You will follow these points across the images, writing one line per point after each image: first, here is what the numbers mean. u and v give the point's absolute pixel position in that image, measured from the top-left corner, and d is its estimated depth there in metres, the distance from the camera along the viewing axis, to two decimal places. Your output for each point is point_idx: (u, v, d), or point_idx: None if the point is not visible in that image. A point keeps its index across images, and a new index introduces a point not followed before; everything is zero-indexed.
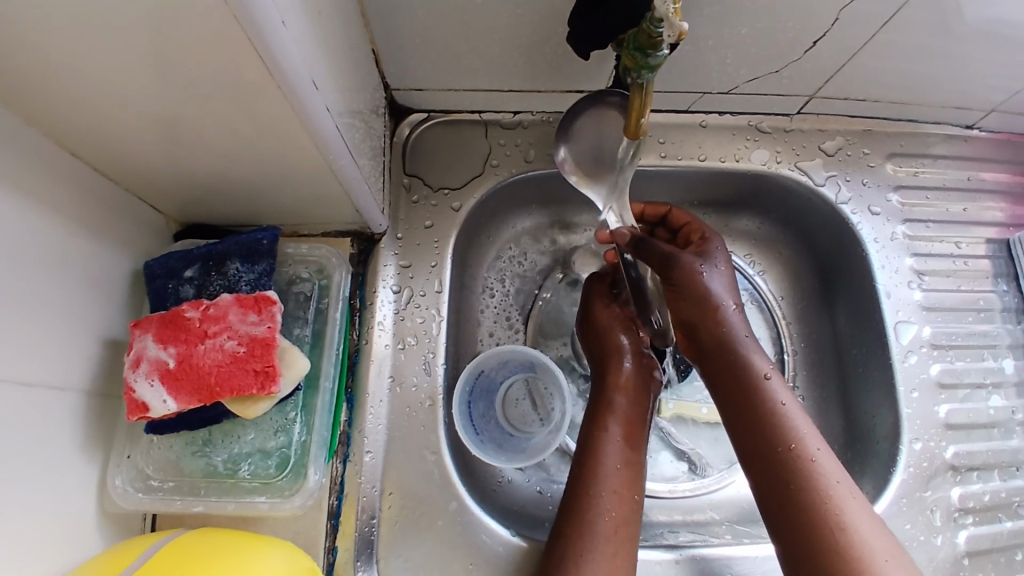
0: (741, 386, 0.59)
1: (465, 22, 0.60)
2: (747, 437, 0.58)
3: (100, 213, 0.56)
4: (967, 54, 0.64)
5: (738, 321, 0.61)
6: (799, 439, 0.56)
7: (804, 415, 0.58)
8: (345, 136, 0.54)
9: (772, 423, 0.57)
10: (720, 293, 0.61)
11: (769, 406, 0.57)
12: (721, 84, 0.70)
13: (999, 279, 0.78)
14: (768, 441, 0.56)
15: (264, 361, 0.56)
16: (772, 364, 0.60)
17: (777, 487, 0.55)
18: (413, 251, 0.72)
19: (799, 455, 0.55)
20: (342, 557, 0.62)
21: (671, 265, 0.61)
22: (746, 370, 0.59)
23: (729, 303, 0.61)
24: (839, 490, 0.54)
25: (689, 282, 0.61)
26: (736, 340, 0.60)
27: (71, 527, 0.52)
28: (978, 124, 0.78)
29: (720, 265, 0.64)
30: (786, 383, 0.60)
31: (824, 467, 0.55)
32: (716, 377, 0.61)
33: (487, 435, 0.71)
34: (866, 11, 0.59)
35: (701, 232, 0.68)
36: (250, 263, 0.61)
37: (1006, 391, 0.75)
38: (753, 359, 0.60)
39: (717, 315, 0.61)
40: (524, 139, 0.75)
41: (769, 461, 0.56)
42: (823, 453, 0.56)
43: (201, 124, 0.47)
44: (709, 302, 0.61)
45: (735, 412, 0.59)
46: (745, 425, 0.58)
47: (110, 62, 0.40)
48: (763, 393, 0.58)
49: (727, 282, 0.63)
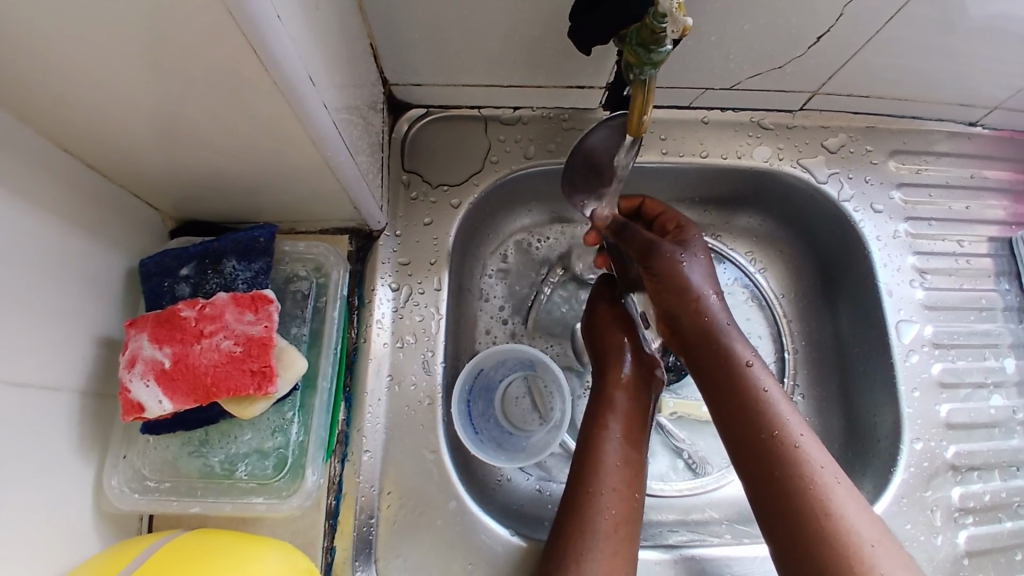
0: (725, 376, 0.58)
1: (464, 17, 0.59)
2: (733, 428, 0.57)
3: (96, 211, 0.55)
4: (971, 51, 0.64)
5: (719, 310, 0.61)
6: (782, 427, 0.55)
7: (789, 402, 0.58)
8: (343, 132, 0.54)
9: (756, 412, 0.56)
10: (700, 283, 0.61)
11: (752, 394, 0.57)
12: (723, 80, 0.70)
13: (1001, 278, 0.78)
14: (753, 430, 0.56)
15: (261, 361, 0.56)
16: (756, 352, 0.60)
17: (764, 477, 0.55)
18: (413, 248, 0.72)
19: (783, 442, 0.55)
20: (340, 557, 0.61)
21: (652, 253, 0.62)
22: (729, 359, 0.59)
23: (710, 293, 0.61)
24: (825, 476, 0.53)
25: (669, 271, 0.61)
26: (718, 329, 0.60)
27: (68, 528, 0.52)
28: (981, 121, 0.77)
29: (699, 254, 0.63)
30: (769, 370, 0.59)
31: (808, 452, 0.54)
32: (701, 368, 0.60)
33: (487, 434, 0.70)
34: (870, 7, 0.59)
35: (677, 220, 0.67)
36: (247, 262, 0.61)
37: (1007, 390, 0.74)
38: (735, 347, 0.59)
39: (699, 305, 0.60)
40: (524, 135, 0.75)
41: (756, 451, 0.55)
42: (807, 439, 0.55)
43: (198, 121, 0.46)
44: (689, 292, 0.60)
45: (721, 403, 0.58)
46: (730, 414, 0.58)
47: (103, 58, 0.39)
48: (746, 381, 0.57)
49: (706, 271, 0.62)
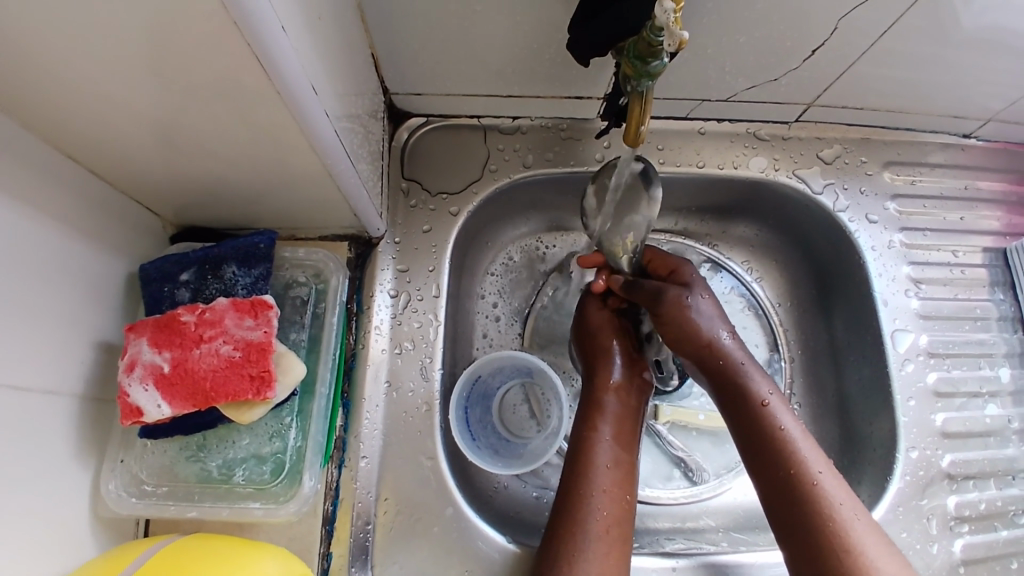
0: (745, 414, 0.61)
1: (463, 28, 0.60)
2: (756, 463, 0.60)
3: (97, 216, 0.55)
4: (964, 63, 0.64)
5: (735, 350, 0.63)
6: (800, 463, 0.58)
7: (808, 436, 0.60)
8: (344, 141, 0.54)
9: (775, 448, 0.59)
10: (710, 325, 0.63)
11: (771, 432, 0.59)
12: (720, 91, 0.70)
13: (995, 288, 0.78)
14: (773, 466, 0.58)
15: (260, 366, 0.56)
16: (774, 389, 0.62)
17: (786, 511, 0.57)
18: (411, 256, 0.72)
19: (801, 478, 0.57)
20: (337, 563, 0.62)
21: (659, 301, 0.65)
22: (746, 398, 0.61)
23: (722, 334, 0.64)
24: (842, 512, 0.55)
25: (676, 316, 0.64)
26: (736, 369, 0.62)
27: (65, 532, 0.52)
28: (975, 133, 0.78)
29: (707, 295, 0.66)
30: (788, 405, 0.61)
31: (827, 488, 0.56)
32: (722, 404, 0.63)
33: (484, 441, 0.70)
34: (864, 20, 0.59)
35: (667, 264, 0.69)
36: (247, 267, 0.61)
37: (1002, 400, 0.75)
38: (753, 386, 0.61)
39: (713, 348, 0.63)
40: (523, 144, 0.75)
41: (776, 485, 0.58)
42: (826, 475, 0.57)
43: (200, 128, 0.47)
44: (700, 336, 0.63)
45: (742, 438, 0.61)
46: (752, 450, 0.60)
47: (107, 66, 0.40)
48: (764, 420, 0.60)
49: (715, 311, 0.65)
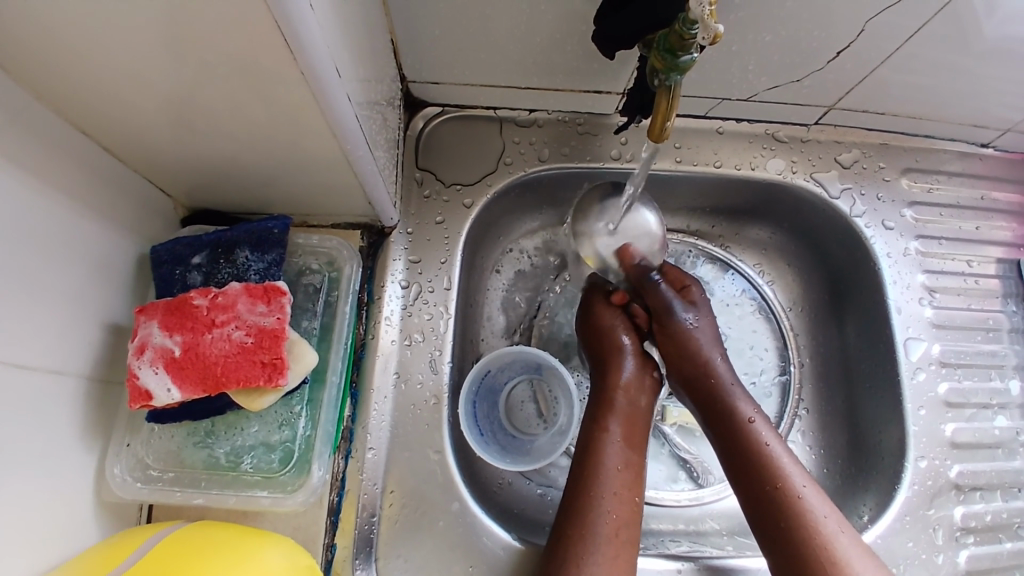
0: (730, 431, 0.61)
1: (486, 15, 0.59)
2: (741, 480, 0.60)
3: (107, 194, 0.54)
4: (989, 72, 0.64)
5: (726, 371, 0.64)
6: (785, 478, 0.58)
7: (792, 453, 0.60)
8: (364, 126, 0.53)
9: (760, 464, 0.59)
10: (708, 347, 0.65)
11: (755, 448, 0.60)
12: (741, 91, 0.70)
13: (1009, 299, 0.78)
14: (759, 480, 0.59)
15: (272, 353, 0.55)
16: (758, 408, 0.62)
17: (773, 527, 0.57)
18: (424, 246, 0.71)
19: (786, 493, 0.57)
20: (341, 555, 0.61)
21: (668, 315, 0.66)
22: (732, 416, 0.61)
23: (717, 355, 0.65)
24: (828, 526, 0.56)
25: (681, 335, 0.65)
26: (724, 387, 0.63)
27: (67, 514, 0.51)
28: (992, 142, 0.78)
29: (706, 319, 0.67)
30: (772, 425, 0.62)
31: (811, 503, 0.57)
32: (708, 423, 0.63)
33: (492, 437, 0.70)
34: (893, 23, 0.58)
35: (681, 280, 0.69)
36: (260, 252, 0.60)
37: (1011, 412, 0.74)
38: (738, 404, 0.62)
39: (707, 367, 0.64)
40: (539, 138, 0.74)
41: (762, 501, 0.58)
42: (810, 490, 0.58)
43: (218, 107, 0.46)
44: (698, 355, 0.64)
45: (727, 454, 0.61)
46: (738, 466, 0.60)
47: (127, 38, 0.38)
48: (748, 436, 0.60)
49: (712, 334, 0.66)
